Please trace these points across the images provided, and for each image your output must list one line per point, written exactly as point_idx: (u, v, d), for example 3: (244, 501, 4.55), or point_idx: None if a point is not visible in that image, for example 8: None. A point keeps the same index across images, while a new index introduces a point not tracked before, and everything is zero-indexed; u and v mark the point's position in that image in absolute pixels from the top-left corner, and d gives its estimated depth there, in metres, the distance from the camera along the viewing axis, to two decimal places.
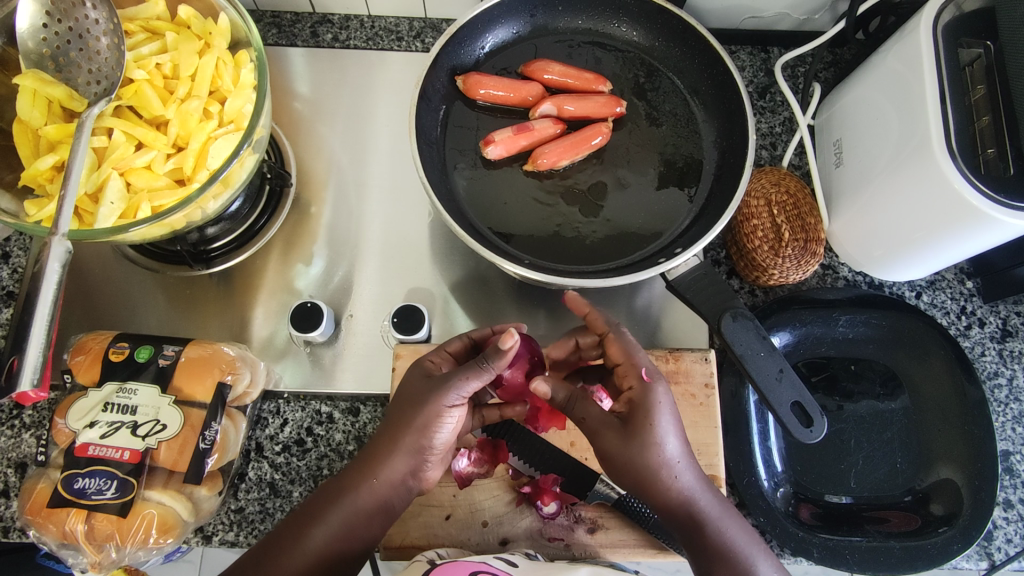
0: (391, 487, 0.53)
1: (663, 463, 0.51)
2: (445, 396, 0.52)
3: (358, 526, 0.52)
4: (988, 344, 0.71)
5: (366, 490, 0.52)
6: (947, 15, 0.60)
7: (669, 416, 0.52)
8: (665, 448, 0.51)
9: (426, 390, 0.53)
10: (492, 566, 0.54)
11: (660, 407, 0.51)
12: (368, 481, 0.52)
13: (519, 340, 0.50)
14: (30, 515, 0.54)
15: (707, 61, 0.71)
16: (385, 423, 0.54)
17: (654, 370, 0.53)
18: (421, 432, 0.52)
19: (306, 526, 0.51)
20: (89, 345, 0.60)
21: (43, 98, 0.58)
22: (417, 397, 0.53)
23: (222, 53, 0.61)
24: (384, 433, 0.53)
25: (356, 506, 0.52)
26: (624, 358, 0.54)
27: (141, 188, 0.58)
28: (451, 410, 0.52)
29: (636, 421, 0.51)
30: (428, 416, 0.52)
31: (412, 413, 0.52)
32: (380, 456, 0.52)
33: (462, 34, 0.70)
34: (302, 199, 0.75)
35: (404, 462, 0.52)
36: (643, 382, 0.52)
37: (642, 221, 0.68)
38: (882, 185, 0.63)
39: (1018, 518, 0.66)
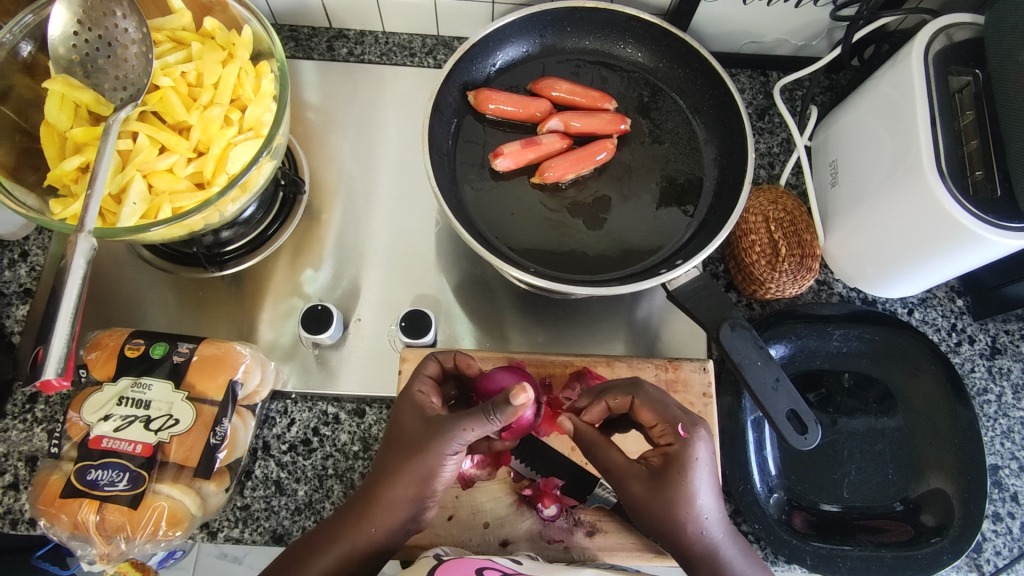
0: (390, 527, 0.53)
1: (692, 517, 0.52)
2: (444, 446, 0.51)
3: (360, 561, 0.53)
4: (978, 361, 0.73)
5: (365, 530, 0.52)
6: (938, 44, 0.63)
7: (704, 471, 0.53)
8: (694, 502, 0.52)
9: (425, 436, 0.52)
10: (499, 564, 0.55)
11: (694, 463, 0.52)
12: (368, 521, 0.52)
13: (531, 396, 0.48)
14: (42, 506, 0.55)
15: (709, 83, 0.74)
16: (382, 459, 0.54)
17: (692, 424, 0.54)
18: (421, 477, 0.52)
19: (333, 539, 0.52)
20: (105, 342, 0.62)
21: (71, 103, 0.61)
22: (415, 444, 0.52)
23: (244, 64, 0.64)
24: (380, 474, 0.53)
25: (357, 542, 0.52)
26: (660, 415, 0.55)
27: (163, 190, 0.60)
28: (449, 459, 0.52)
29: (669, 473, 0.52)
30: (428, 464, 0.51)
31: (407, 461, 0.52)
32: (379, 498, 0.52)
33: (474, 51, 0.73)
34: (314, 206, 0.77)
35: (404, 506, 0.52)
36: (680, 438, 0.53)
37: (644, 235, 0.70)
38: (875, 205, 0.65)
39: (1006, 531, 0.67)
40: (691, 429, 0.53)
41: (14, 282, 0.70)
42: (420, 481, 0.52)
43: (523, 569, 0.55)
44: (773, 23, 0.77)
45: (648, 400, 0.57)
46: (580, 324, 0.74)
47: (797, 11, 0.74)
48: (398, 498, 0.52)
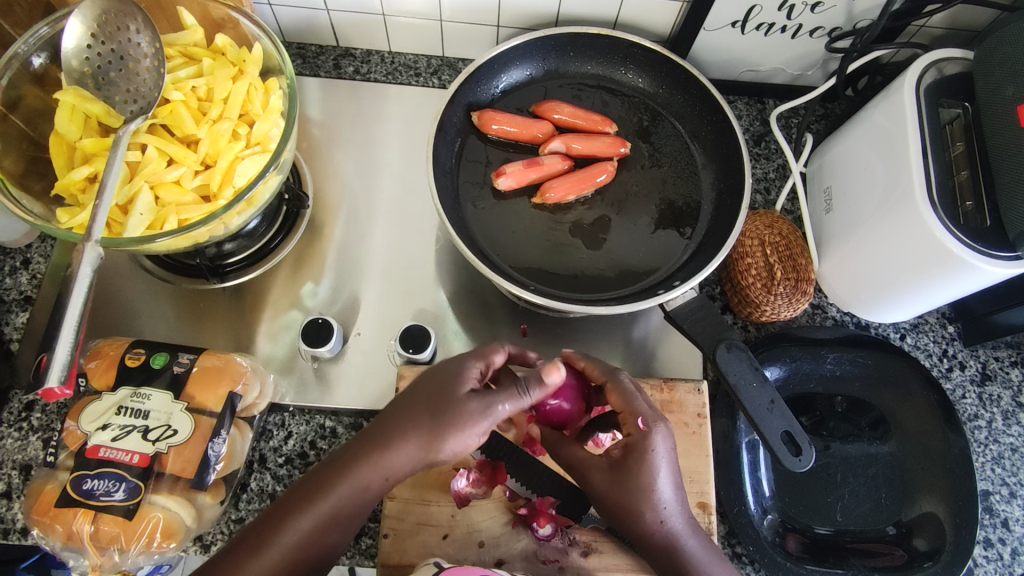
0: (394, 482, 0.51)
1: (650, 505, 0.54)
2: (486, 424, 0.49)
3: (348, 514, 0.52)
4: (968, 387, 0.74)
5: (373, 483, 0.51)
6: (929, 77, 0.65)
7: (664, 462, 0.54)
8: (652, 490, 0.53)
9: (458, 412, 0.49)
10: None
11: (658, 453, 0.53)
12: (379, 476, 0.50)
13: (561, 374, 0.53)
14: (36, 515, 0.55)
15: (707, 109, 0.76)
16: (395, 422, 0.51)
17: (652, 418, 0.54)
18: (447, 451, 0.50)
19: (307, 498, 0.51)
20: (105, 351, 0.62)
21: (81, 114, 0.62)
22: (456, 417, 0.49)
23: (254, 80, 0.65)
24: (397, 434, 0.50)
25: (357, 497, 0.51)
26: (624, 404, 0.55)
27: (170, 202, 0.61)
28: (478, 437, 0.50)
29: (632, 460, 0.54)
30: (454, 443, 0.49)
31: (446, 431, 0.49)
32: (398, 452, 0.50)
33: (480, 73, 0.75)
34: (316, 220, 0.78)
35: (411, 464, 0.50)
36: (639, 427, 0.54)
37: (642, 256, 0.71)
38: (869, 231, 0.67)
39: (997, 557, 0.68)
40: (653, 421, 0.54)
41: (15, 289, 0.70)
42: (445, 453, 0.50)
43: None
44: (770, 53, 0.79)
45: (621, 387, 0.56)
46: (578, 343, 0.75)
47: (794, 41, 0.76)
48: (409, 458, 0.50)
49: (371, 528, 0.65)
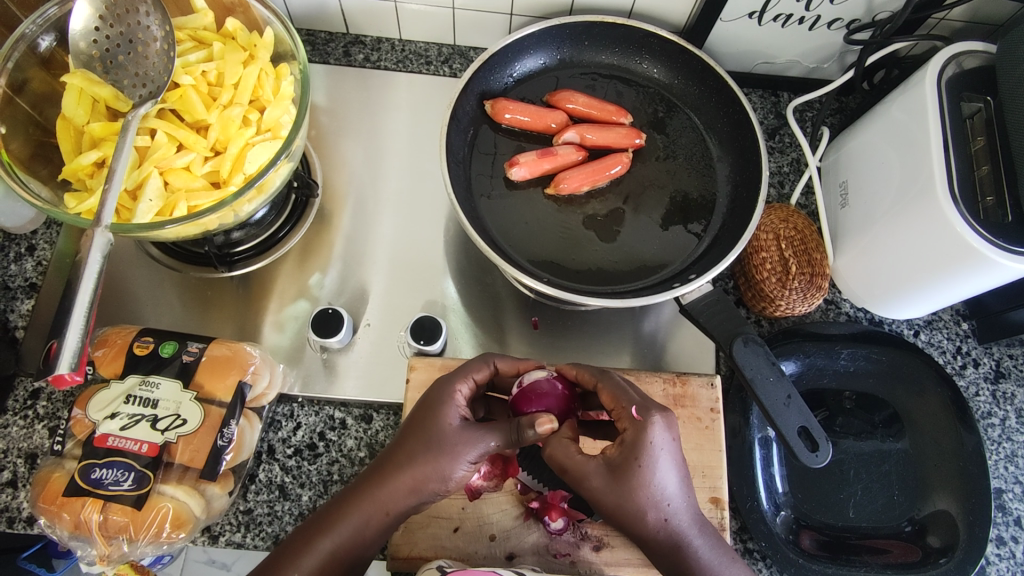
0: (396, 519, 0.53)
1: (649, 505, 0.51)
2: (478, 451, 0.51)
3: (357, 551, 0.52)
4: (982, 384, 0.74)
5: (374, 523, 0.52)
6: (949, 71, 0.64)
7: (663, 457, 0.51)
8: (653, 487, 0.51)
9: (449, 441, 0.52)
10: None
11: (655, 446, 0.51)
12: (377, 515, 0.52)
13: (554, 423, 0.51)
14: (43, 504, 0.54)
15: (723, 101, 0.75)
16: (393, 458, 0.53)
17: (646, 407, 0.53)
18: (440, 481, 0.51)
19: (310, 539, 0.51)
20: (113, 339, 0.61)
21: (89, 97, 0.61)
22: (445, 444, 0.52)
23: (265, 65, 0.64)
24: (392, 468, 0.52)
25: (361, 536, 0.52)
26: (616, 400, 0.54)
27: (179, 188, 0.59)
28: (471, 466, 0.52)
29: (630, 459, 0.51)
30: (447, 472, 0.51)
31: (436, 459, 0.51)
32: (393, 485, 0.52)
33: (494, 61, 0.74)
34: (325, 209, 0.77)
35: (408, 497, 0.52)
36: (635, 419, 0.52)
37: (656, 249, 0.70)
38: (886, 226, 0.66)
39: (1010, 555, 0.68)
40: (648, 410, 0.52)
41: (20, 276, 0.69)
42: (438, 485, 0.52)
43: None
44: (787, 45, 0.78)
45: (613, 384, 0.56)
46: (589, 336, 0.74)
47: (812, 33, 0.75)
48: (407, 490, 0.52)
49: None
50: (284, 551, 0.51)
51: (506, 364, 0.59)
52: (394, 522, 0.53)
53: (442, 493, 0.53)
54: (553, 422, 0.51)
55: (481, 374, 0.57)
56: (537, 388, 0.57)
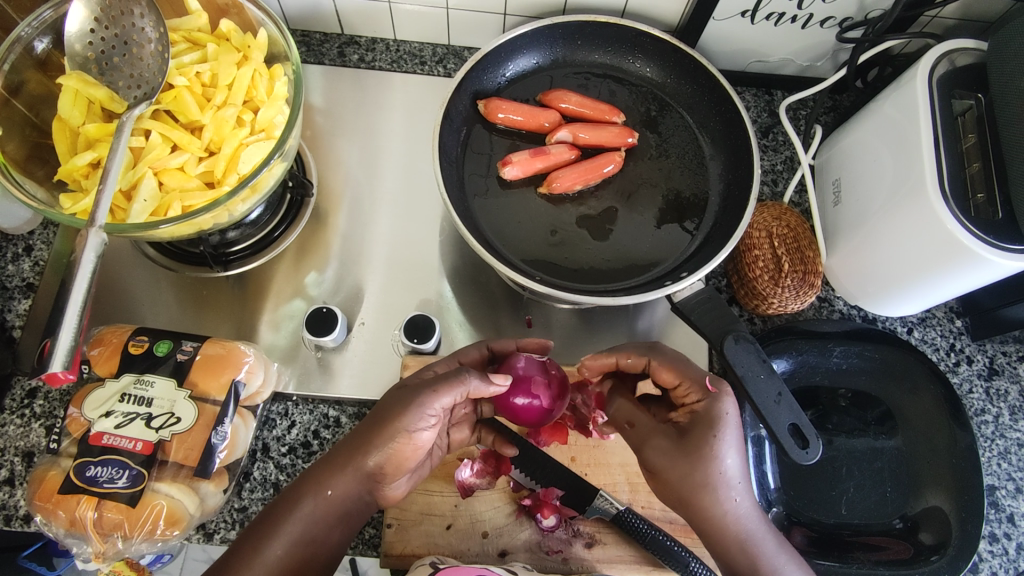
0: (345, 502, 0.53)
1: (720, 483, 0.53)
2: (415, 412, 0.52)
3: (316, 537, 0.52)
4: (975, 381, 0.74)
5: (320, 505, 0.52)
6: (941, 69, 0.65)
7: (731, 431, 0.54)
8: (726, 463, 0.53)
9: (389, 407, 0.54)
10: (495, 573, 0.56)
11: (724, 418, 0.54)
12: (320, 496, 0.52)
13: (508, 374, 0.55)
14: (39, 502, 0.55)
15: (716, 99, 0.75)
16: (337, 441, 0.55)
17: (717, 380, 0.56)
18: (380, 455, 0.53)
19: (273, 523, 0.51)
20: (108, 338, 0.62)
21: (84, 99, 0.61)
22: (380, 415, 0.54)
23: (259, 66, 0.64)
24: (335, 450, 0.54)
25: (316, 521, 0.52)
26: (680, 377, 0.57)
27: (173, 188, 0.60)
28: (421, 428, 0.53)
29: (705, 430, 0.54)
30: (383, 442, 0.52)
31: (372, 430, 0.53)
32: (333, 464, 0.53)
33: (486, 61, 0.74)
34: (320, 209, 0.78)
35: (351, 478, 0.53)
36: (708, 392, 0.55)
37: (648, 248, 0.71)
38: (879, 223, 0.66)
39: (1002, 552, 0.68)
40: (719, 381, 0.56)
41: (17, 276, 0.70)
42: (378, 460, 0.53)
43: None
44: (780, 43, 0.78)
45: (672, 360, 0.58)
46: (582, 334, 0.74)
47: (804, 31, 0.76)
48: (347, 471, 0.53)
49: (373, 518, 0.64)
50: (246, 536, 0.51)
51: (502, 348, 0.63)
52: (345, 504, 0.54)
53: (386, 470, 0.54)
54: (507, 378, 0.57)
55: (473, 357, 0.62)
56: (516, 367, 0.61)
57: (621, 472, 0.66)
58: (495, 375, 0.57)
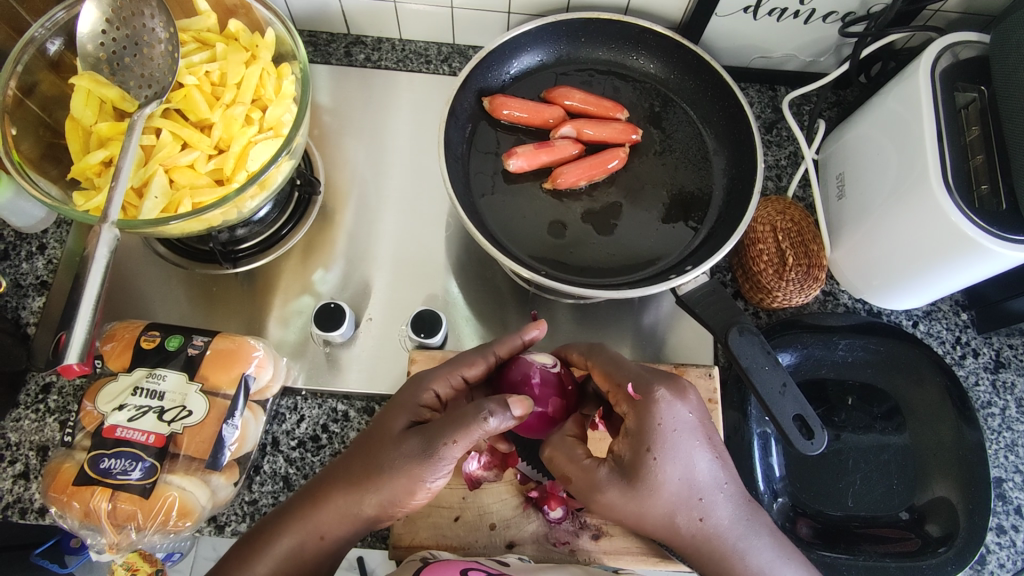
0: (340, 540, 0.54)
1: (676, 503, 0.53)
2: (430, 465, 0.50)
3: (307, 566, 0.54)
4: (982, 374, 0.74)
5: (309, 544, 0.53)
6: (944, 62, 0.65)
7: (675, 445, 0.53)
8: (677, 483, 0.53)
9: (392, 453, 0.52)
10: (483, 565, 0.57)
11: (661, 435, 0.52)
12: (311, 539, 0.53)
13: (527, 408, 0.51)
14: (54, 494, 0.56)
15: (719, 94, 0.76)
16: (332, 480, 0.53)
17: (645, 385, 0.54)
18: (385, 502, 0.52)
19: (248, 559, 0.52)
20: (121, 333, 0.63)
21: (96, 98, 0.62)
22: (391, 464, 0.51)
23: (266, 65, 0.65)
24: (330, 493, 0.53)
25: (298, 556, 0.53)
26: (609, 382, 0.56)
27: (184, 185, 0.61)
28: (434, 480, 0.51)
29: (641, 449, 0.53)
30: (393, 493, 0.51)
31: (383, 481, 0.51)
32: (329, 510, 0.53)
33: (491, 58, 0.75)
34: (328, 207, 0.78)
35: (343, 522, 0.53)
36: (634, 402, 0.53)
37: (653, 242, 0.71)
38: (882, 217, 0.66)
39: (1010, 544, 0.68)
40: (649, 388, 0.53)
41: (32, 274, 0.71)
42: (382, 506, 0.52)
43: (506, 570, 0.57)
44: (783, 39, 0.78)
45: (605, 363, 0.57)
46: (588, 329, 0.75)
47: (807, 26, 0.76)
48: (339, 514, 0.53)
49: None
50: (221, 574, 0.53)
51: (505, 344, 0.60)
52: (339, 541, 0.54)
53: (387, 514, 0.53)
54: (529, 406, 0.51)
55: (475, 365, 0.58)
56: (520, 373, 0.59)
57: None
58: (515, 403, 0.51)
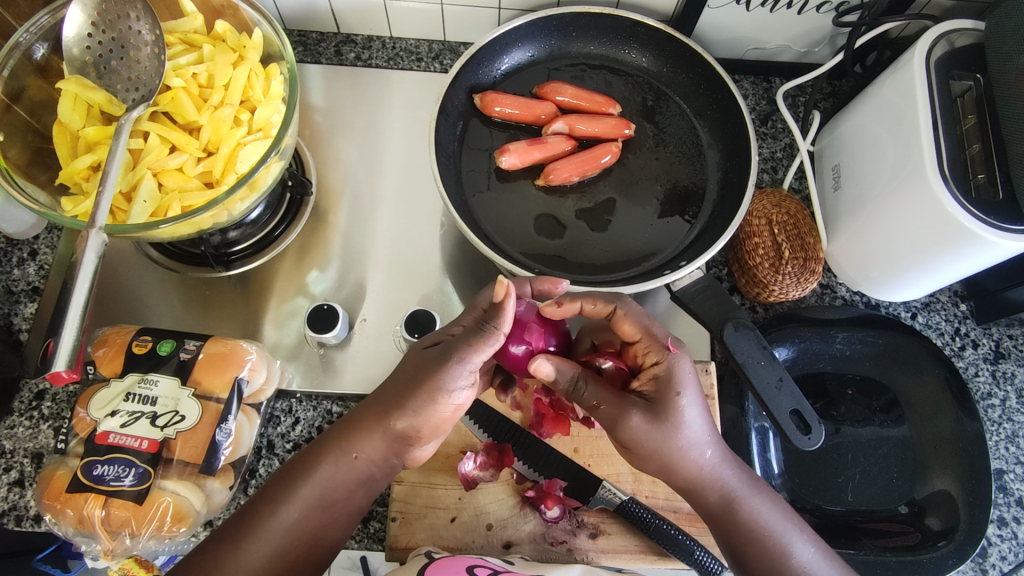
0: (370, 465, 0.54)
1: (689, 443, 0.52)
2: (454, 369, 0.51)
3: (341, 496, 0.53)
4: (981, 365, 0.73)
5: (343, 467, 0.53)
6: (939, 50, 0.64)
7: (691, 391, 0.53)
8: (689, 426, 0.52)
9: (419, 366, 0.52)
10: (490, 562, 0.56)
11: (684, 378, 0.53)
12: (345, 459, 0.53)
13: (508, 285, 0.51)
14: (48, 500, 0.56)
15: (712, 87, 0.75)
16: (364, 405, 0.54)
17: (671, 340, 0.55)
18: (412, 418, 0.52)
19: (289, 485, 0.52)
20: (113, 338, 0.62)
21: (83, 103, 0.62)
22: (416, 377, 0.51)
23: (254, 66, 0.65)
24: (362, 414, 0.54)
25: (335, 481, 0.53)
26: (640, 331, 0.56)
27: (173, 188, 0.61)
28: (458, 388, 0.51)
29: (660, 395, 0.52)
30: (422, 406, 0.51)
31: (410, 394, 0.51)
32: (363, 429, 0.53)
33: (482, 54, 0.74)
34: (320, 207, 0.78)
35: (383, 445, 0.53)
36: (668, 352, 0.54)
37: (647, 238, 0.71)
38: (879, 208, 0.66)
39: (1011, 536, 0.67)
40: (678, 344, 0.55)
41: (23, 280, 0.70)
42: (409, 423, 0.52)
43: (512, 568, 0.56)
44: (776, 30, 0.78)
45: (636, 315, 0.57)
46: None
47: (800, 17, 0.75)
48: (378, 436, 0.53)
49: (378, 511, 0.64)
50: (257, 501, 0.52)
51: (525, 283, 0.61)
52: (369, 466, 0.54)
53: (419, 433, 0.53)
54: (507, 287, 0.51)
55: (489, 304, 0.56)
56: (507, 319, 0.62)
57: (624, 463, 0.65)
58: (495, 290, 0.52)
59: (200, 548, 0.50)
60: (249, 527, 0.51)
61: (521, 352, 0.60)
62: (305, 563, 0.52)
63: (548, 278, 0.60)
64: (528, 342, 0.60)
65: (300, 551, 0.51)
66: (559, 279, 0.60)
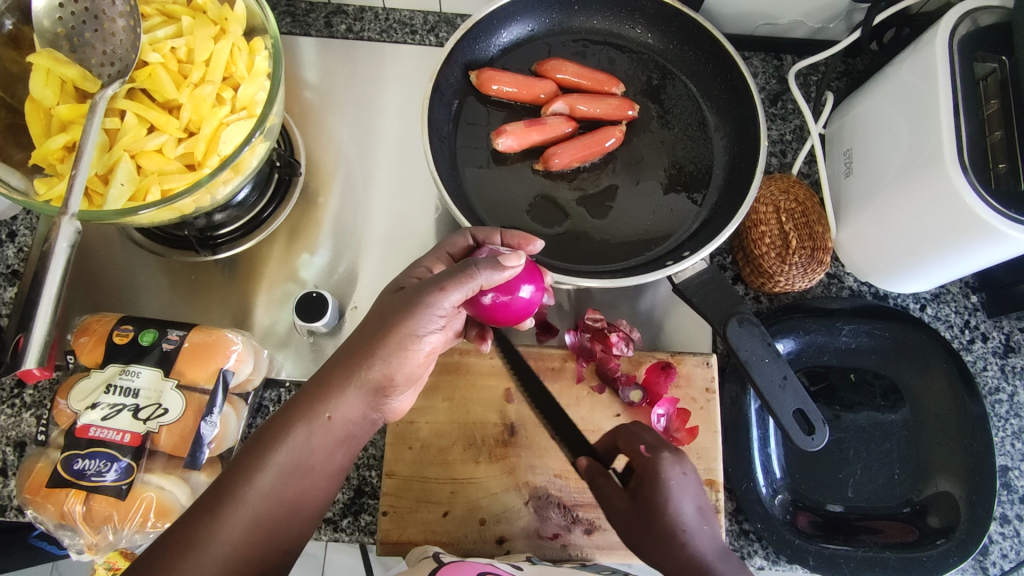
0: (347, 424, 0.51)
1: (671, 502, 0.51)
2: (425, 315, 0.50)
3: (316, 463, 0.50)
4: (990, 359, 0.71)
5: (318, 430, 0.50)
6: (963, 29, 0.60)
7: (682, 477, 0.52)
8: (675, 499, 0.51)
9: (386, 317, 0.51)
10: (499, 568, 0.55)
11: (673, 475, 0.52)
12: (320, 421, 0.50)
13: (521, 263, 0.52)
14: (28, 494, 0.54)
15: (720, 66, 0.71)
16: (332, 361, 0.51)
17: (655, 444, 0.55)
18: (385, 367, 0.51)
19: (260, 453, 0.48)
20: (93, 327, 0.60)
21: (56, 78, 0.59)
22: (381, 322, 0.51)
23: (237, 40, 0.61)
24: (332, 371, 0.51)
25: (310, 448, 0.49)
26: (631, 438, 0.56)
27: (152, 170, 0.58)
28: (428, 333, 0.52)
29: (643, 489, 0.52)
30: (394, 355, 0.50)
31: (378, 343, 0.50)
32: (335, 388, 0.50)
33: (478, 29, 0.70)
34: (310, 188, 0.75)
35: (358, 405, 0.51)
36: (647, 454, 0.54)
37: (650, 224, 0.68)
38: (893, 195, 0.62)
39: (1013, 534, 0.66)
40: (657, 449, 0.54)
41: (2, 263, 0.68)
42: (383, 371, 0.51)
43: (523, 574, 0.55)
44: (789, 4, 0.74)
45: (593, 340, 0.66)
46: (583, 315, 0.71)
47: None
48: (355, 398, 0.51)
49: (370, 504, 0.63)
50: (231, 469, 0.48)
51: (493, 234, 0.59)
52: (347, 426, 0.52)
53: (394, 383, 0.52)
54: (520, 259, 0.52)
55: (459, 246, 0.58)
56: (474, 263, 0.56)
57: None
58: (508, 259, 0.52)
59: (178, 522, 0.46)
60: (224, 495, 0.47)
61: (490, 301, 0.57)
62: (288, 528, 0.49)
63: (520, 235, 0.59)
64: (498, 291, 0.56)
65: (282, 518, 0.48)
66: (531, 239, 0.59)
